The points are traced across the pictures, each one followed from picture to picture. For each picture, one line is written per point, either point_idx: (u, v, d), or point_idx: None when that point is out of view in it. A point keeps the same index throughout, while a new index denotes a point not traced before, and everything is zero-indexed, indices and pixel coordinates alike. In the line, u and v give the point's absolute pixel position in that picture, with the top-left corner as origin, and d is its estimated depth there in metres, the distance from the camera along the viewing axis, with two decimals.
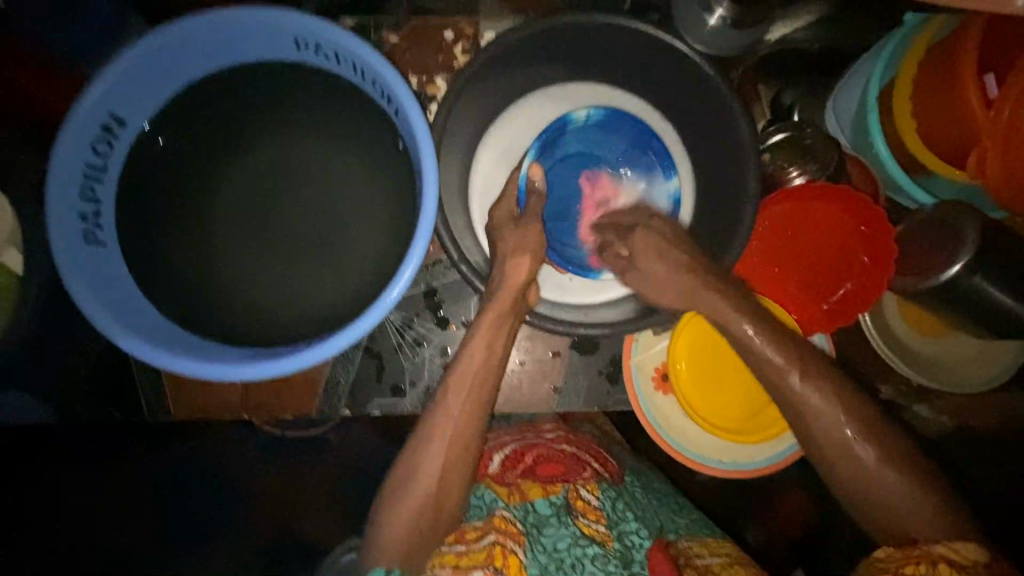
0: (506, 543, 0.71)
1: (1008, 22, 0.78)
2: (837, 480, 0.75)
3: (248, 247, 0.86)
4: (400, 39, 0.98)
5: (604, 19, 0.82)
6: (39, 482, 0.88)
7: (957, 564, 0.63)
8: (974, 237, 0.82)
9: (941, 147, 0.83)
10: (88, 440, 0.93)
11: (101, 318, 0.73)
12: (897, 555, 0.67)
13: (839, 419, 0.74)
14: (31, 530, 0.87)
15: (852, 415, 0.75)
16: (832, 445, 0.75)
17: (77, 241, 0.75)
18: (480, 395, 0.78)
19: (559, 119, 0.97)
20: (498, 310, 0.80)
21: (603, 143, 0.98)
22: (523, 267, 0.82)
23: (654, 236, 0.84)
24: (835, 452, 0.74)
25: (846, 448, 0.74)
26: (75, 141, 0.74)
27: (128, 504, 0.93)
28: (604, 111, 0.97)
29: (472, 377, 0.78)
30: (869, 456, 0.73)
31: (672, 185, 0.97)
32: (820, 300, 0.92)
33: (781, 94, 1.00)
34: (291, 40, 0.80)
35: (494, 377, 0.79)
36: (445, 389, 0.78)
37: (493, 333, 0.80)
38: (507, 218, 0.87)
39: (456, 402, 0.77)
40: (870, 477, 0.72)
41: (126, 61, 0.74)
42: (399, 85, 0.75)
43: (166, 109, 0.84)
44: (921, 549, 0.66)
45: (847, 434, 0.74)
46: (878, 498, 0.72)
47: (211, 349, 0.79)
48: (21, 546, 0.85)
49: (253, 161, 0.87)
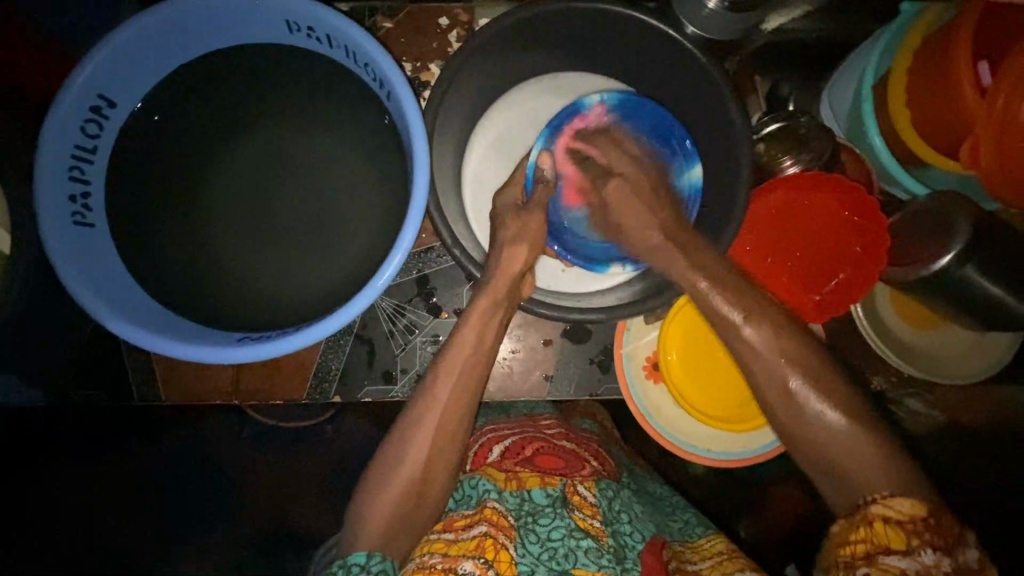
0: (498, 535, 0.70)
1: (1003, 13, 0.78)
2: (783, 437, 0.69)
3: (239, 231, 0.86)
4: (394, 25, 0.98)
5: (598, 5, 0.81)
6: (38, 482, 0.89)
7: (897, 522, 0.59)
8: (966, 227, 0.82)
9: (935, 137, 0.82)
10: (88, 440, 0.94)
11: (90, 299, 0.72)
12: (844, 527, 0.62)
13: (783, 370, 0.68)
14: (32, 530, 0.88)
15: (794, 363, 0.68)
16: (776, 396, 0.68)
17: (66, 222, 0.75)
18: (470, 381, 0.77)
19: (572, 104, 0.91)
20: (492, 297, 0.80)
21: (618, 132, 0.92)
22: (520, 256, 0.83)
23: (628, 188, 0.85)
24: (779, 406, 0.68)
25: (791, 402, 0.67)
26: (64, 121, 0.73)
27: (128, 504, 0.97)
28: (620, 96, 0.90)
29: (462, 363, 0.77)
30: (815, 409, 0.66)
31: (695, 172, 0.90)
32: (815, 289, 0.90)
33: (778, 86, 1.00)
34: (284, 23, 0.79)
35: (485, 364, 0.79)
36: (435, 375, 0.77)
37: (483, 320, 0.79)
38: (501, 204, 0.87)
39: (444, 390, 0.76)
40: (811, 429, 0.66)
41: (116, 42, 0.73)
42: (391, 68, 0.75)
43: (157, 91, 0.83)
44: (864, 513, 0.61)
45: (790, 385, 0.67)
46: (827, 460, 0.65)
47: (199, 332, 0.78)
48: (21, 546, 0.87)
49: (245, 146, 0.86)
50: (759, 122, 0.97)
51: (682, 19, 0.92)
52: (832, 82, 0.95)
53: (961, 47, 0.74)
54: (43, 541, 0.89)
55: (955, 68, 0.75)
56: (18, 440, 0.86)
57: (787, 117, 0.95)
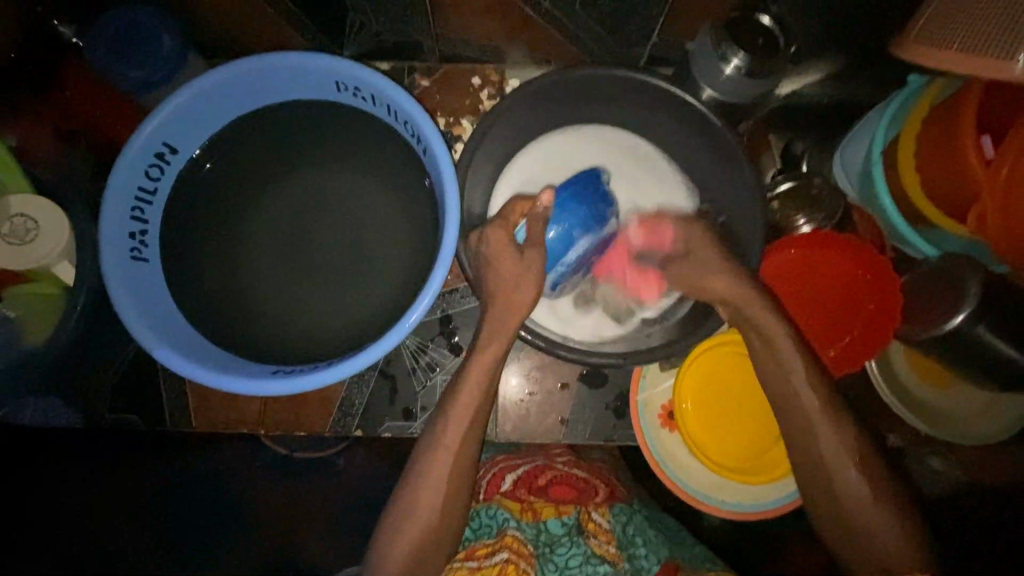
0: (519, 562, 0.74)
1: (1006, 91, 0.82)
2: (819, 495, 0.76)
3: (277, 269, 0.92)
4: (431, 83, 1.07)
5: (619, 71, 0.88)
6: (38, 483, 0.94)
7: None
8: (977, 292, 0.83)
9: (942, 202, 0.86)
10: (87, 445, 0.99)
11: (139, 328, 0.78)
12: None
13: (838, 449, 0.74)
14: (32, 530, 0.92)
15: (825, 437, 0.75)
16: (826, 464, 0.75)
17: (125, 257, 0.82)
18: (478, 423, 0.78)
19: (555, 246, 0.87)
20: (491, 325, 0.81)
21: (576, 211, 0.88)
22: (522, 301, 0.80)
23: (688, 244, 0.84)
24: (817, 473, 0.76)
25: (838, 473, 0.74)
26: (130, 166, 0.82)
27: (128, 504, 0.99)
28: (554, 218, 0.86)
29: (467, 401, 0.77)
30: (854, 479, 0.74)
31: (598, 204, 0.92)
32: (828, 345, 0.94)
33: (790, 143, 1.06)
34: (332, 83, 0.87)
35: (487, 411, 0.80)
36: (444, 423, 0.77)
37: (483, 376, 0.79)
38: (504, 245, 0.78)
39: (454, 438, 0.76)
40: (855, 501, 0.73)
41: (183, 97, 0.82)
42: (428, 126, 0.81)
43: (213, 141, 0.90)
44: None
45: (844, 466, 0.74)
46: (858, 533, 0.73)
47: (237, 364, 0.83)
48: (22, 546, 0.91)
49: (288, 189, 0.93)
50: (771, 181, 1.02)
51: (701, 83, 0.96)
52: (844, 144, 0.99)
53: (964, 122, 0.79)
54: (43, 541, 0.92)
55: (960, 140, 0.79)
56: (18, 441, 0.95)
57: (799, 177, 1.00)
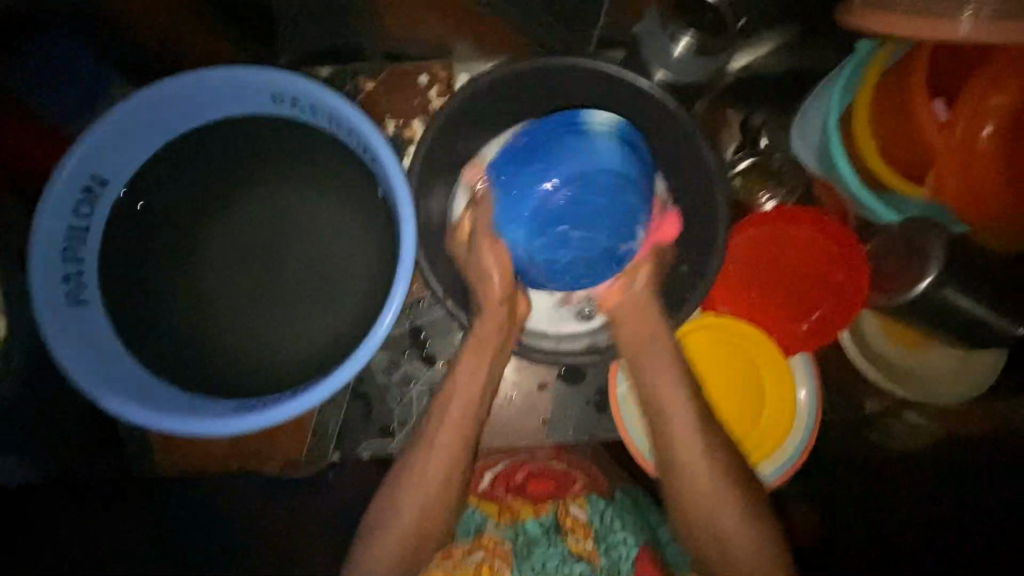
0: (495, 563, 0.81)
1: (952, 53, 0.83)
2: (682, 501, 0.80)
3: (231, 298, 0.87)
4: (376, 85, 1.01)
5: (566, 60, 0.85)
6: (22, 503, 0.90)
7: None
8: (940, 256, 0.83)
9: (904, 167, 0.85)
10: None
11: (86, 379, 0.74)
12: None
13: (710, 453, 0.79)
14: (33, 530, 0.89)
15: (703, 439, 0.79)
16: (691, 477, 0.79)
17: (62, 304, 0.76)
18: (465, 424, 0.80)
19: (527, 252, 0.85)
20: (477, 339, 0.83)
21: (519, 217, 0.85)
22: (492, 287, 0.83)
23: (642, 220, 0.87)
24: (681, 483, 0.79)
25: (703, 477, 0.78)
26: (56, 207, 0.76)
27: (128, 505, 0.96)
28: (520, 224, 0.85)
29: (454, 410, 0.80)
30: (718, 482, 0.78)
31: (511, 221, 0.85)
32: (799, 320, 0.96)
33: (750, 116, 1.02)
34: (267, 95, 0.81)
35: (475, 415, 0.81)
36: (431, 424, 0.80)
37: (470, 383, 0.81)
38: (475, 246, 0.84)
39: (441, 447, 0.78)
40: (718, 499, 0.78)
41: (100, 127, 0.75)
42: (371, 132, 0.77)
43: (145, 171, 0.85)
44: None
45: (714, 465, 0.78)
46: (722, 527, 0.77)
47: (199, 406, 0.79)
48: (22, 546, 0.87)
49: (232, 211, 0.88)
50: (732, 159, 1.03)
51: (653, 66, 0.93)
52: (800, 113, 0.95)
53: (917, 86, 0.78)
54: (44, 541, 0.89)
55: (914, 102, 0.79)
56: None
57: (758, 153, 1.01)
